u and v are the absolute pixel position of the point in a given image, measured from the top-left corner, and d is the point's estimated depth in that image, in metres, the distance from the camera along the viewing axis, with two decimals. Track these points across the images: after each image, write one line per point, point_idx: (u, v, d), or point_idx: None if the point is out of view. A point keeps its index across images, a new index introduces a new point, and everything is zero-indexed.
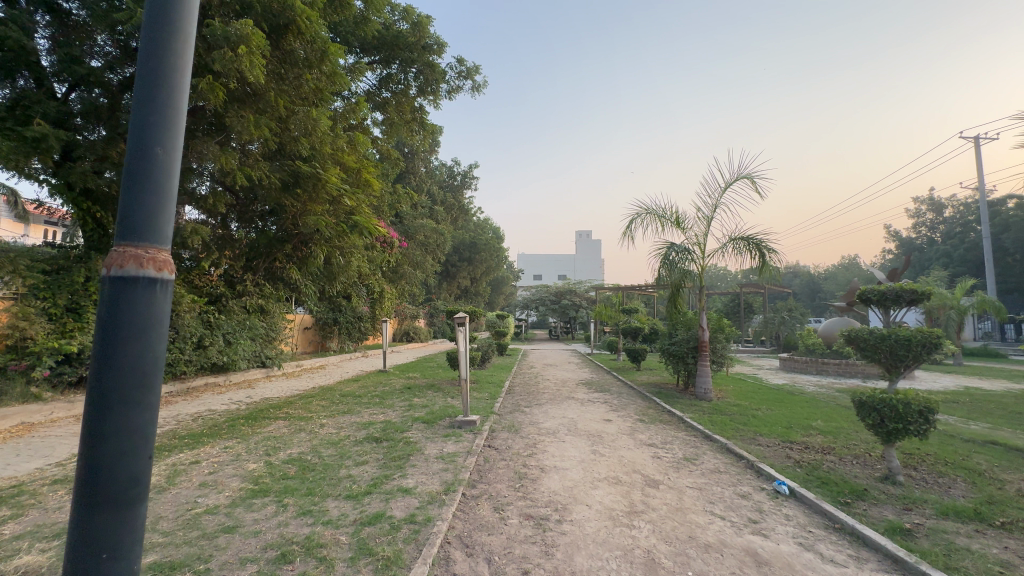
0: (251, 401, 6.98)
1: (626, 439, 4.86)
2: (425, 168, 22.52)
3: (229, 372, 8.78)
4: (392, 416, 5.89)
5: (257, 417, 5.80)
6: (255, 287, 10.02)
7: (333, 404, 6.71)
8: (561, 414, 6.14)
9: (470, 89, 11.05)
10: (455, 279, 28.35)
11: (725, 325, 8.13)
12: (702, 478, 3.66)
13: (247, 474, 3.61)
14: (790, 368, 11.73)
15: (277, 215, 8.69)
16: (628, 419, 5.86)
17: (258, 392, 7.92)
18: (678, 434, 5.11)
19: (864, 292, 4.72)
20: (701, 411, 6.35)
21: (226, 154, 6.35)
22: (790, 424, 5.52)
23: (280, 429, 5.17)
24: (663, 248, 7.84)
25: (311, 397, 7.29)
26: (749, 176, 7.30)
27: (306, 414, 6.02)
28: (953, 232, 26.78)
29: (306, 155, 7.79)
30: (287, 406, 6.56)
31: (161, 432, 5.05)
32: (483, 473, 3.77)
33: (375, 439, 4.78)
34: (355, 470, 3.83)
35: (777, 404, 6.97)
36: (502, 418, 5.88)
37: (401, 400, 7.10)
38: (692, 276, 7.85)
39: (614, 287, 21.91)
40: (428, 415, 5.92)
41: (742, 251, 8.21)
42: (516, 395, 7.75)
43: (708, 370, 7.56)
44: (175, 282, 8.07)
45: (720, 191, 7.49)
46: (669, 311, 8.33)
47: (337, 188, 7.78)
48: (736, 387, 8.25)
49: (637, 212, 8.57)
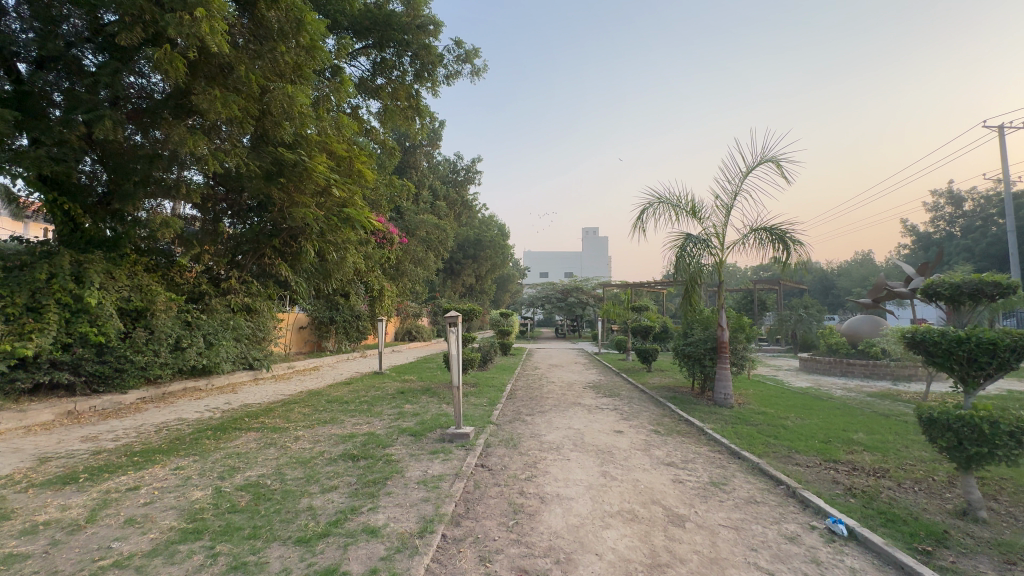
0: (228, 409, 6.40)
1: (641, 457, 4.21)
2: (426, 162, 22.00)
3: (211, 375, 8.23)
4: (377, 427, 5.29)
5: (228, 428, 5.22)
6: (241, 285, 9.35)
7: (316, 412, 6.12)
8: (566, 424, 5.49)
9: (469, 74, 10.44)
10: (460, 277, 27.79)
11: (746, 323, 7.42)
12: (737, 512, 3.01)
13: (187, 507, 3.00)
14: (812, 369, 10.98)
15: (265, 208, 8.50)
16: (641, 430, 5.21)
17: (240, 397, 7.37)
18: (700, 450, 4.46)
19: (929, 286, 4.08)
20: (723, 420, 5.67)
21: (195, 136, 5.77)
22: (828, 437, 4.83)
23: (248, 443, 4.57)
24: (678, 239, 7.18)
25: (294, 402, 6.73)
26: (775, 159, 6.62)
27: (283, 424, 5.43)
28: (973, 226, 25.78)
29: (291, 142, 7.39)
30: (265, 415, 5.98)
31: (113, 447, 4.46)
32: (471, 503, 3.14)
33: (352, 457, 4.16)
34: (318, 500, 3.21)
35: (806, 411, 6.27)
36: (499, 429, 5.24)
37: (391, 407, 6.49)
38: (709, 270, 7.16)
39: (623, 285, 21.23)
40: (418, 425, 5.31)
41: (765, 243, 7.50)
42: (517, 401, 7.13)
43: (728, 374, 6.88)
44: (152, 279, 7.52)
45: (741, 176, 6.82)
46: (683, 309, 7.67)
47: (325, 176, 7.45)
48: (758, 392, 7.56)
49: (649, 201, 7.92)
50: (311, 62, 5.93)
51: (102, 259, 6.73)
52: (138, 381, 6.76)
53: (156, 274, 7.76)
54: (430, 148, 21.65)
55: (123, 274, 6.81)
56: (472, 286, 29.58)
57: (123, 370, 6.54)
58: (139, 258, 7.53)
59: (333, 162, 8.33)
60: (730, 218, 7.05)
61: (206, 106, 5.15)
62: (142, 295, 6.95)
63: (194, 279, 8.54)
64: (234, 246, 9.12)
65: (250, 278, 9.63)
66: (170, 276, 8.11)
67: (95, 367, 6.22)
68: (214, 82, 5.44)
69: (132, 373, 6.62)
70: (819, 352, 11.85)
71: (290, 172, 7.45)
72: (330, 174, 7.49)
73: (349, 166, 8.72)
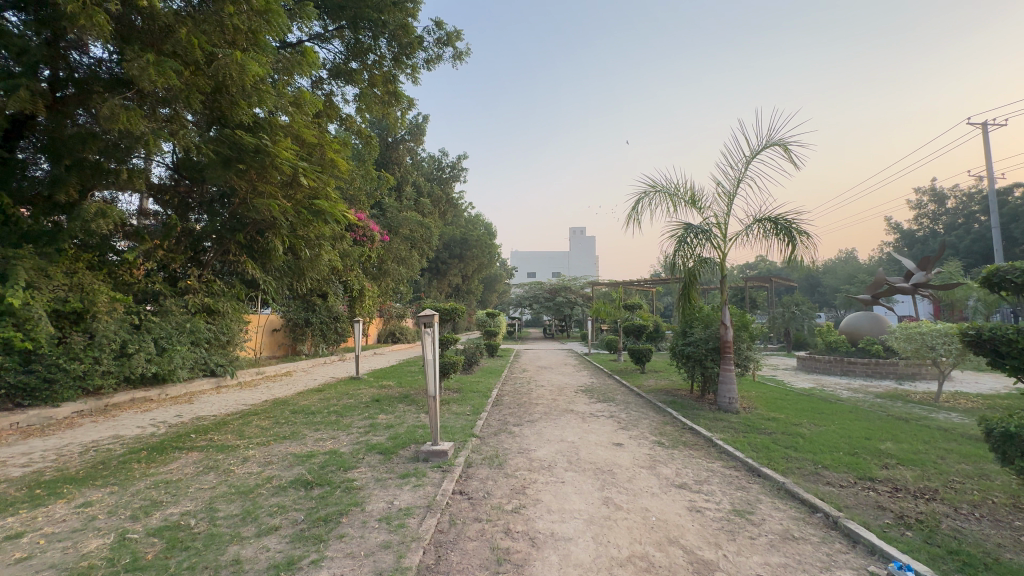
0: (178, 422, 5.67)
1: (647, 478, 3.60)
2: (409, 158, 21.27)
3: (165, 384, 7.43)
4: (342, 443, 4.60)
5: (167, 447, 4.50)
6: (201, 284, 8.53)
7: (275, 426, 5.40)
8: (558, 436, 4.86)
9: (452, 59, 9.81)
10: (446, 277, 27.03)
11: (749, 321, 6.88)
12: (777, 555, 2.41)
13: (71, 566, 2.30)
14: (811, 369, 10.53)
15: (229, 197, 7.82)
16: (644, 443, 4.61)
17: (193, 408, 6.61)
18: (714, 467, 3.87)
19: (995, 272, 3.54)
20: (733, 428, 5.09)
21: (131, 112, 4.97)
22: (853, 448, 4.29)
23: (183, 469, 3.86)
24: (678, 230, 6.61)
25: (254, 414, 6.00)
26: (783, 142, 6.10)
27: (233, 442, 4.72)
28: (957, 223, 25.86)
29: (251, 125, 6.81)
30: (216, 429, 5.25)
31: (17, 476, 3.71)
32: (445, 550, 2.49)
33: (306, 484, 3.48)
34: (250, 548, 2.53)
35: (819, 416, 5.76)
36: (482, 444, 4.59)
37: (362, 418, 5.79)
38: (710, 263, 6.60)
39: (612, 284, 20.73)
40: (389, 441, 4.63)
41: (769, 234, 6.98)
42: (504, 409, 6.49)
43: (733, 377, 6.33)
44: (95, 277, 6.71)
45: (745, 161, 6.29)
46: (682, 307, 7.11)
47: (290, 163, 6.81)
48: (763, 395, 7.05)
49: (644, 190, 7.37)
50: (267, 28, 5.33)
51: (33, 254, 5.93)
52: (74, 392, 5.97)
53: (101, 271, 6.94)
54: (413, 144, 20.96)
55: (59, 271, 6.04)
56: (458, 286, 28.84)
57: (54, 381, 5.74)
58: (81, 254, 6.74)
59: (298, 147, 7.71)
60: (731, 207, 6.53)
61: (137, 73, 4.45)
62: (81, 295, 6.16)
63: (147, 277, 7.76)
64: (194, 241, 8.37)
65: (212, 278, 8.86)
66: (117, 274, 7.30)
67: (19, 377, 5.41)
68: (149, 47, 4.73)
69: (66, 384, 5.83)
70: (817, 350, 11.42)
71: (249, 158, 6.78)
72: (296, 161, 6.90)
73: (319, 153, 8.09)
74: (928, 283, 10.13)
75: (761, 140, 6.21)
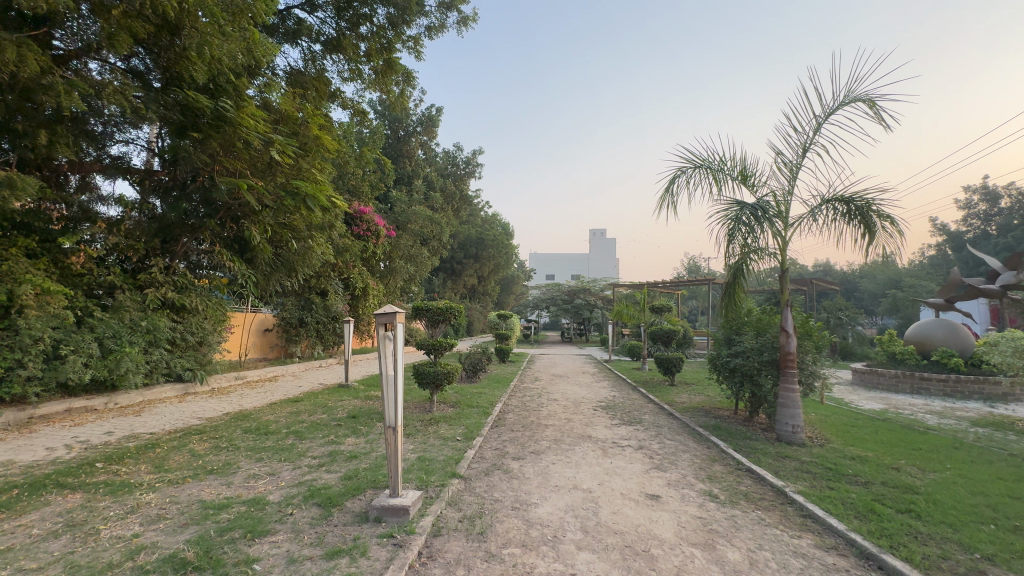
0: (101, 443, 4.59)
1: (708, 571, 2.30)
2: (420, 151, 20.24)
3: (115, 392, 6.42)
4: (276, 485, 3.42)
5: (45, 486, 3.38)
6: (168, 279, 7.44)
7: (211, 452, 4.26)
8: (571, 479, 3.58)
9: (456, 25, 8.64)
10: (461, 278, 25.96)
11: (815, 328, 5.46)
12: None
13: None
14: (871, 384, 8.99)
15: (198, 178, 6.86)
16: (692, 498, 3.29)
17: (137, 422, 5.56)
18: (809, 551, 2.53)
19: None
20: (810, 474, 3.75)
21: (26, 46, 3.92)
22: (1007, 518, 2.90)
23: (33, 527, 2.72)
24: (726, 210, 5.23)
25: (196, 434, 4.88)
26: (870, 97, 4.72)
27: (140, 478, 3.58)
28: (1011, 226, 22.39)
29: (211, 87, 5.82)
30: (133, 456, 4.12)
31: None
32: None
33: (181, 564, 2.28)
34: None
35: (919, 454, 4.35)
36: (465, 492, 3.34)
37: (325, 443, 4.61)
38: (768, 253, 5.23)
39: (635, 286, 19.27)
40: (341, 483, 3.42)
41: (839, 220, 5.54)
42: (504, 431, 5.24)
43: (798, 400, 4.96)
44: (36, 265, 5.74)
45: (815, 123, 4.94)
46: (724, 309, 5.81)
47: (255, 132, 5.79)
48: (830, 421, 5.63)
49: (682, 166, 6.06)
50: None
51: None
52: None
53: (41, 260, 5.92)
54: (426, 138, 20.04)
55: None
56: (474, 287, 27.74)
57: None
58: (16, 238, 5.76)
59: (270, 118, 6.72)
60: (795, 183, 5.18)
61: None
62: (6, 286, 5.15)
63: (97, 266, 6.72)
64: (164, 228, 7.42)
65: (184, 271, 7.87)
66: (63, 262, 6.29)
67: None
68: None
69: None
70: (877, 363, 9.83)
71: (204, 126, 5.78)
72: (264, 131, 5.90)
73: (301, 130, 7.11)
74: (1022, 284, 8.41)
75: (839, 96, 4.84)
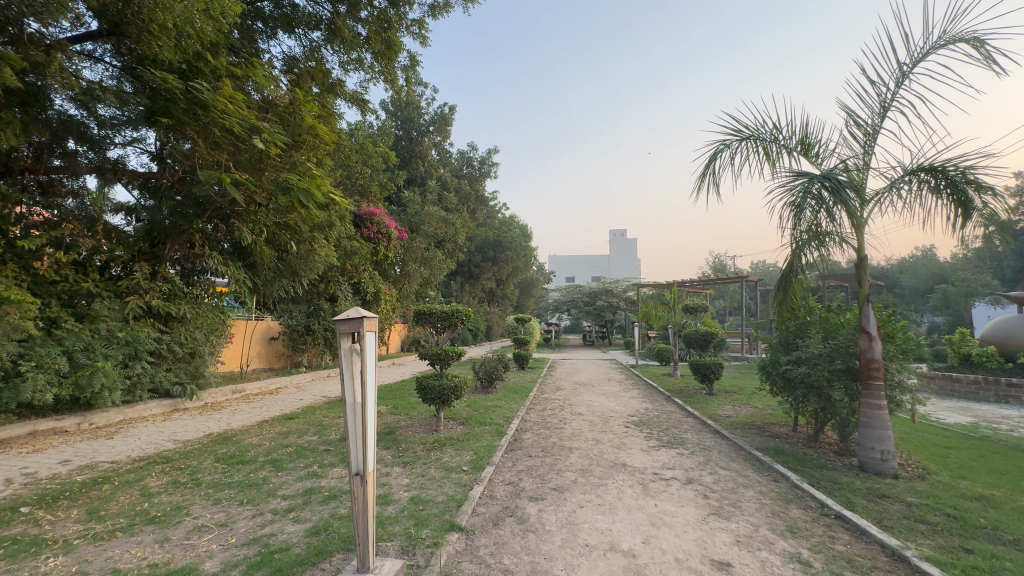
0: (46, 477, 3.90)
1: None
2: (433, 151, 19.61)
3: (89, 410, 5.83)
4: (220, 544, 2.63)
5: None
6: (155, 285, 6.84)
7: (165, 491, 3.52)
8: (606, 536, 2.69)
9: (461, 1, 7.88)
10: (479, 282, 25.23)
11: (898, 330, 4.45)
12: None
13: None
14: (944, 392, 7.80)
15: (181, 174, 6.25)
16: (779, 568, 2.36)
17: (104, 447, 4.90)
18: None
19: None
20: (930, 527, 2.79)
21: None
22: None
23: None
24: (789, 184, 4.26)
25: (159, 464, 4.16)
26: (976, 36, 3.73)
27: (58, 532, 2.83)
28: None
29: (185, 68, 5.19)
30: (69, 498, 3.40)
31: None
32: None
33: None
34: None
35: None
36: (464, 557, 2.48)
37: (304, 477, 3.82)
38: (843, 239, 4.24)
39: (662, 286, 18.15)
40: (303, 542, 2.61)
41: (928, 196, 4.51)
42: (520, 458, 4.38)
43: (886, 420, 3.96)
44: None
45: (901, 76, 3.98)
46: (781, 307, 4.87)
47: (231, 116, 5.08)
48: (919, 442, 4.60)
49: (725, 140, 5.12)
50: None
51: None
52: None
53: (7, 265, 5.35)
54: (438, 137, 19.42)
55: None
56: (493, 291, 26.98)
57: None
58: None
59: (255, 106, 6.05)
60: (874, 150, 4.22)
61: None
62: None
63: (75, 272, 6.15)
64: (150, 229, 6.84)
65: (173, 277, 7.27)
66: (34, 268, 5.72)
67: None
68: None
69: None
70: (947, 367, 8.60)
71: (175, 112, 5.13)
72: (245, 116, 5.20)
73: (292, 119, 6.41)
74: None
75: (934, 39, 3.87)
